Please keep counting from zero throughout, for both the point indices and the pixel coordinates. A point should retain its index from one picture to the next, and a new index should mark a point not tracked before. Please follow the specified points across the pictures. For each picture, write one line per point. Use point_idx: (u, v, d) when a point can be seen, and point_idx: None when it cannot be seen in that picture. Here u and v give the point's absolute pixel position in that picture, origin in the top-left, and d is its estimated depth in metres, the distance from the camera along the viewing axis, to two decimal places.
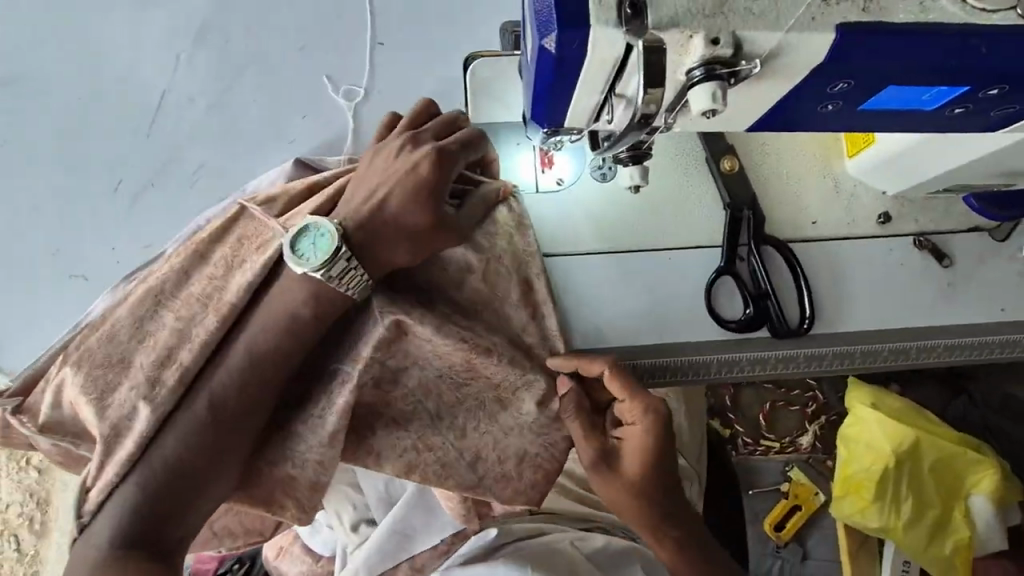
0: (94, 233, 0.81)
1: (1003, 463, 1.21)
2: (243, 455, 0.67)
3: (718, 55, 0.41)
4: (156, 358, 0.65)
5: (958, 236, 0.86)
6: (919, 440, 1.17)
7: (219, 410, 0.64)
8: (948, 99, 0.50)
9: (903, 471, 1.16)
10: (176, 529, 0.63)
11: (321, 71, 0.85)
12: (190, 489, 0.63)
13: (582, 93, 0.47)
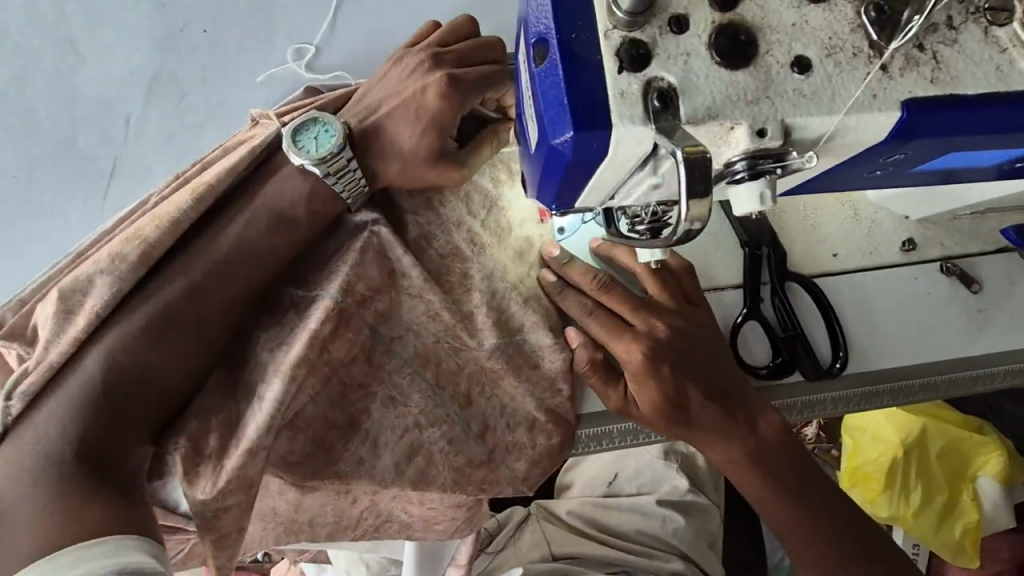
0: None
1: (1008, 444, 1.22)
2: (211, 361, 0.60)
3: (765, 148, 0.35)
4: (122, 238, 0.59)
5: (986, 258, 0.81)
6: (925, 427, 1.19)
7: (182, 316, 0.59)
8: (1014, 155, 0.44)
9: (910, 459, 1.18)
10: (123, 436, 0.55)
11: None
12: (149, 399, 0.56)
13: (600, 182, 0.40)
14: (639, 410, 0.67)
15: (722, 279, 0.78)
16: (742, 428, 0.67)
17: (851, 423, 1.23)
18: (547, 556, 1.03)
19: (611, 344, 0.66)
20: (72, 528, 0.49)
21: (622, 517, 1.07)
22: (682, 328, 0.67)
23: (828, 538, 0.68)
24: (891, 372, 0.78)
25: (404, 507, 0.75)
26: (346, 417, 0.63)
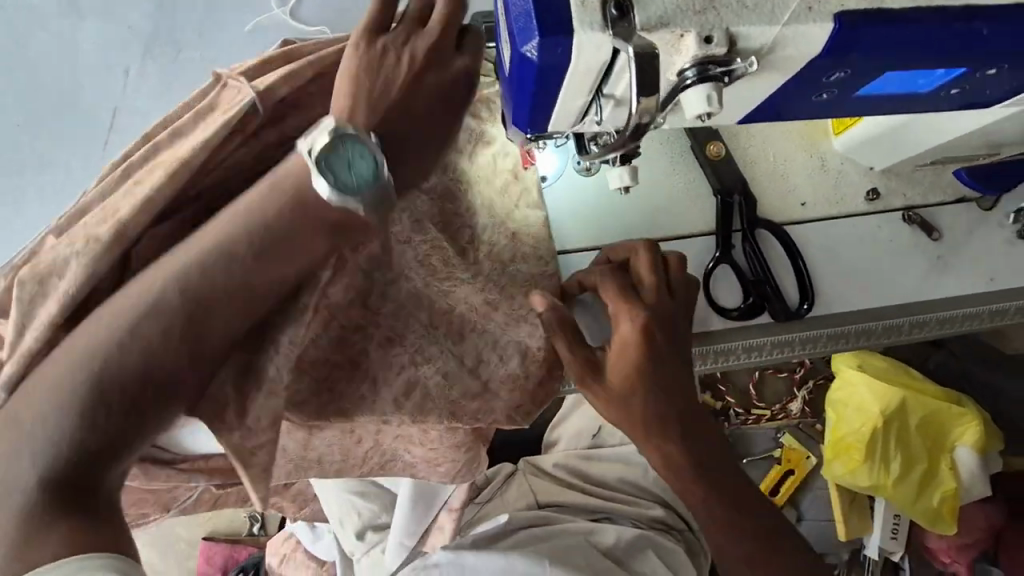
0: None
1: (983, 413, 1.28)
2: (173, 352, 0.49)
3: (711, 54, 0.39)
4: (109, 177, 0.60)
5: (945, 208, 0.86)
6: (906, 400, 1.24)
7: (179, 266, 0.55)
8: (947, 80, 0.48)
9: (890, 430, 1.23)
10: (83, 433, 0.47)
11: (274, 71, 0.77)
12: (151, 375, 0.48)
13: (568, 97, 0.44)
14: (601, 384, 0.64)
15: (695, 227, 0.82)
16: (697, 418, 0.65)
17: (835, 397, 1.30)
18: (532, 504, 1.11)
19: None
20: (58, 520, 0.45)
21: (606, 467, 1.15)
22: (660, 310, 0.65)
23: (751, 540, 0.64)
24: (857, 317, 0.83)
25: (400, 444, 0.79)
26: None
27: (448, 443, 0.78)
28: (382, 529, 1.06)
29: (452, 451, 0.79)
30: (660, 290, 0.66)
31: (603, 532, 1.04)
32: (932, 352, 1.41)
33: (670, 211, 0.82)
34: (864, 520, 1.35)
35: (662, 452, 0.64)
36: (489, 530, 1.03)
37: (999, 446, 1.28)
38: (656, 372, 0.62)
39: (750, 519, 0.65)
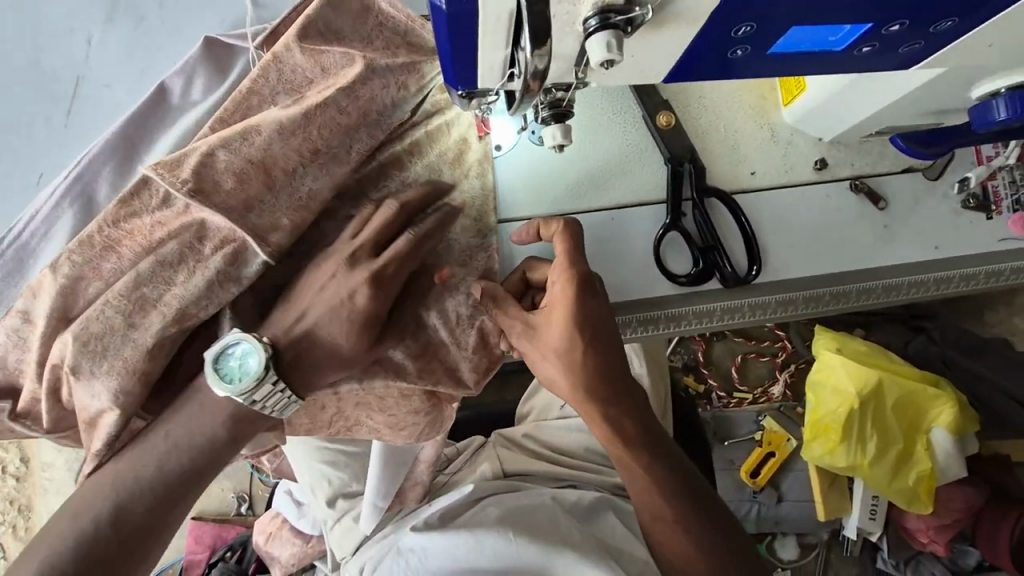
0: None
1: (960, 395, 1.30)
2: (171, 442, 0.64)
3: (610, 3, 0.41)
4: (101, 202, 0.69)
5: (892, 178, 0.88)
6: (882, 381, 1.27)
7: (155, 287, 0.64)
8: (856, 36, 0.51)
9: (866, 411, 1.26)
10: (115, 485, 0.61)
11: (225, 48, 0.81)
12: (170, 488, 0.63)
13: (486, 48, 0.46)
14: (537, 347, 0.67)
15: (644, 196, 0.84)
16: (625, 384, 0.66)
17: (815, 379, 1.34)
18: (498, 473, 1.14)
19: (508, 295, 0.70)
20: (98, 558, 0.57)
21: (569, 435, 1.19)
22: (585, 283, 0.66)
23: (683, 502, 0.68)
24: (805, 282, 0.85)
25: (366, 412, 0.82)
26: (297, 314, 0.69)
27: (405, 409, 0.82)
28: (353, 497, 1.10)
29: (413, 417, 0.83)
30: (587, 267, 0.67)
31: (566, 492, 1.07)
32: (912, 337, 1.44)
33: (621, 181, 0.84)
34: (841, 497, 1.35)
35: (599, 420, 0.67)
36: (456, 501, 1.06)
37: (973, 429, 1.30)
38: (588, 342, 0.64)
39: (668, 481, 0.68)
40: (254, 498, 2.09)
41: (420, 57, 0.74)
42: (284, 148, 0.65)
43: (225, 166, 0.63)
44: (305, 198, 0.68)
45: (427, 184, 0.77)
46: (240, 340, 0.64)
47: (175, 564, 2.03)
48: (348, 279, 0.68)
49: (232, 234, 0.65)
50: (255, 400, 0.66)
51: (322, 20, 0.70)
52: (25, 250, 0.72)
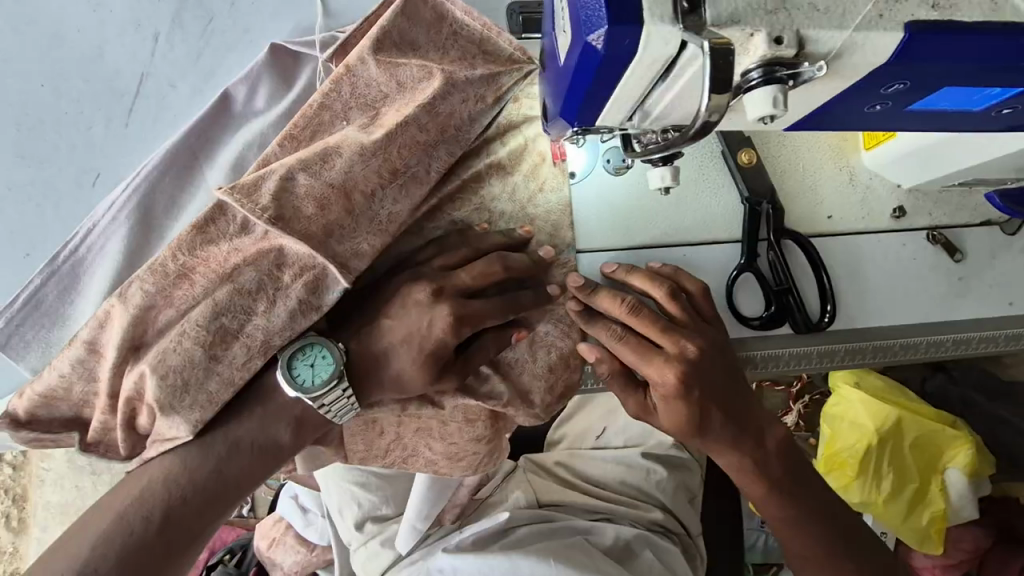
0: (53, 233, 0.74)
1: (976, 437, 1.29)
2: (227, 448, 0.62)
3: (780, 55, 0.38)
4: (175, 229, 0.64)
5: (970, 230, 0.86)
6: (900, 418, 1.25)
7: (236, 316, 0.61)
8: (1000, 99, 0.48)
9: (885, 448, 1.24)
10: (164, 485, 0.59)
11: (293, 57, 0.78)
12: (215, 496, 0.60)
13: (624, 90, 0.43)
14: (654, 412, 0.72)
15: (720, 233, 0.82)
16: (747, 423, 0.71)
17: (831, 412, 1.30)
18: (533, 502, 1.09)
19: (642, 365, 0.67)
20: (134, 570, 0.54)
21: (604, 467, 1.14)
22: (710, 351, 0.68)
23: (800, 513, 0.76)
24: (876, 331, 0.82)
25: (424, 441, 0.80)
26: (372, 331, 0.67)
27: (466, 436, 0.79)
28: (383, 521, 1.07)
29: (478, 446, 0.80)
30: (686, 316, 0.70)
31: (601, 532, 1.04)
32: (930, 374, 1.42)
33: (696, 217, 0.81)
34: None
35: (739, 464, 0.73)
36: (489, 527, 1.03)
37: (988, 471, 1.28)
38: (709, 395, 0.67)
39: (806, 522, 0.76)
40: (257, 499, 2.05)
41: (497, 67, 0.70)
42: (365, 170, 0.64)
43: (306, 190, 0.62)
44: (385, 222, 0.66)
45: (501, 198, 0.74)
46: (316, 342, 0.63)
47: None
48: (431, 307, 0.65)
49: (312, 259, 0.63)
50: (323, 405, 0.63)
51: (396, 30, 0.67)
52: (82, 265, 0.71)
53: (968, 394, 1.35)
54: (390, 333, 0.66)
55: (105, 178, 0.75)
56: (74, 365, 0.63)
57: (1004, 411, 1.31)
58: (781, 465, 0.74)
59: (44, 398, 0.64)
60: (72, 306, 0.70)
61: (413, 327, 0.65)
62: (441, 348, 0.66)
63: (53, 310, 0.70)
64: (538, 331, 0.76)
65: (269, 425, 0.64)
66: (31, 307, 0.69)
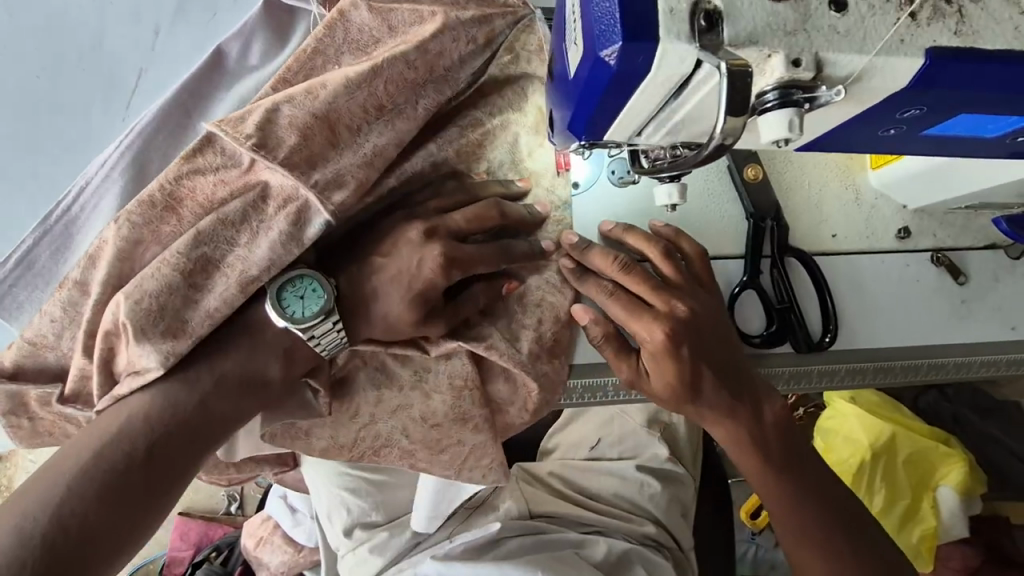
0: (36, 188, 0.70)
1: (971, 456, 1.29)
2: (212, 386, 0.58)
3: (798, 78, 0.37)
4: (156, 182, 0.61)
5: (974, 252, 0.85)
6: (895, 433, 1.26)
7: (220, 250, 0.59)
8: (1016, 128, 0.47)
9: (877, 463, 1.25)
10: (139, 420, 0.54)
11: (286, 14, 0.76)
12: (197, 436, 0.56)
13: (635, 106, 0.42)
14: (647, 378, 0.68)
15: (722, 247, 0.81)
16: (744, 386, 0.68)
17: (826, 425, 1.32)
18: (525, 513, 1.08)
19: (631, 322, 0.66)
20: (108, 509, 0.49)
21: (598, 480, 1.13)
22: (700, 312, 0.67)
23: (810, 498, 0.69)
24: (878, 352, 0.82)
25: (401, 427, 0.74)
26: (362, 268, 0.65)
27: (456, 444, 0.76)
28: (371, 527, 1.05)
29: (464, 432, 0.74)
30: (681, 277, 0.69)
31: (593, 546, 1.02)
32: (923, 390, 1.43)
33: (697, 231, 0.80)
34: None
35: (737, 436, 0.68)
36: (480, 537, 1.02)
37: (979, 490, 1.26)
38: (705, 350, 0.65)
39: (807, 503, 0.69)
40: (246, 498, 2.02)
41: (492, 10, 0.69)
42: (349, 103, 0.61)
43: (288, 120, 0.59)
44: (370, 154, 0.63)
45: (500, 150, 0.73)
46: (305, 273, 0.60)
47: (156, 559, 1.96)
48: (422, 246, 0.63)
49: (295, 190, 0.60)
50: (312, 337, 0.61)
51: None
52: (73, 224, 0.67)
53: (958, 412, 1.37)
54: (380, 272, 0.64)
55: (92, 137, 0.72)
56: (64, 305, 0.62)
57: (995, 429, 1.34)
58: (782, 436, 0.69)
59: (32, 344, 0.63)
60: (64, 265, 0.67)
61: (401, 266, 0.63)
62: (430, 289, 0.63)
63: (45, 271, 0.66)
64: (528, 284, 0.72)
65: (257, 356, 0.61)
66: (22, 267, 0.66)
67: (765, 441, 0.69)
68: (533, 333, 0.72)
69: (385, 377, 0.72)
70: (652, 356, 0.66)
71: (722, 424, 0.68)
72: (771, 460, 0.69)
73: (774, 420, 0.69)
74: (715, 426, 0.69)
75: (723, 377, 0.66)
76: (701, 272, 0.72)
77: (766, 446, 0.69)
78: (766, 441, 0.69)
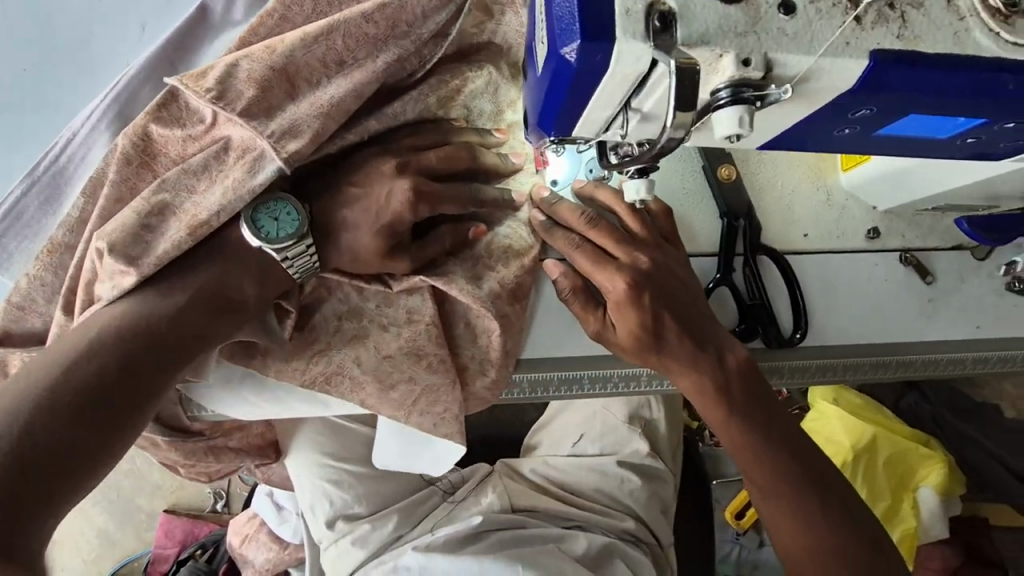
0: (26, 148, 0.74)
1: (952, 459, 1.32)
2: (180, 302, 0.59)
3: (748, 77, 0.39)
4: (135, 145, 0.64)
5: (940, 253, 0.88)
6: (876, 435, 1.29)
7: (178, 195, 0.62)
8: (966, 128, 0.49)
9: (859, 464, 1.28)
10: (111, 334, 0.56)
11: None
12: (167, 351, 0.58)
13: (598, 102, 0.44)
14: (613, 330, 0.70)
15: (697, 244, 0.83)
16: (706, 334, 0.70)
17: (810, 427, 1.34)
18: (506, 507, 1.10)
19: (594, 273, 0.68)
20: (82, 416, 0.52)
21: (578, 474, 1.14)
22: (660, 265, 0.70)
23: (777, 447, 0.71)
24: (847, 349, 0.84)
25: (354, 355, 0.70)
26: (336, 198, 0.65)
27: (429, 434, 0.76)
28: (354, 520, 1.06)
29: (417, 368, 0.70)
30: (646, 231, 0.72)
31: (573, 540, 1.04)
32: (903, 393, 1.46)
33: None
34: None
35: (704, 387, 0.70)
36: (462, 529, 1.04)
37: (959, 492, 1.30)
38: (664, 297, 0.68)
39: (769, 449, 0.71)
40: (232, 495, 2.00)
41: None
42: (307, 56, 0.63)
43: (246, 73, 0.61)
44: (326, 103, 0.62)
45: (482, 98, 0.71)
46: (280, 198, 0.62)
47: (140, 557, 1.94)
48: (393, 178, 0.64)
49: (254, 140, 0.62)
50: (287, 260, 0.63)
51: None
52: (61, 175, 0.71)
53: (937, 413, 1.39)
54: (354, 203, 0.64)
55: (81, 95, 0.76)
56: (54, 268, 0.68)
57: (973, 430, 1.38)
58: (747, 384, 0.71)
59: (18, 308, 0.68)
60: (52, 216, 0.71)
61: (371, 203, 0.64)
62: (398, 222, 0.64)
63: (33, 223, 0.71)
64: (497, 232, 0.73)
65: (229, 279, 0.62)
66: (11, 218, 0.70)
67: (729, 389, 0.70)
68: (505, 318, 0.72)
69: (348, 308, 0.70)
70: (615, 307, 0.67)
71: (689, 372, 0.69)
72: (735, 411, 0.70)
73: (737, 367, 0.71)
74: (682, 374, 0.70)
75: (686, 324, 0.69)
76: (664, 224, 0.75)
77: (731, 394, 0.70)
78: (731, 389, 0.70)
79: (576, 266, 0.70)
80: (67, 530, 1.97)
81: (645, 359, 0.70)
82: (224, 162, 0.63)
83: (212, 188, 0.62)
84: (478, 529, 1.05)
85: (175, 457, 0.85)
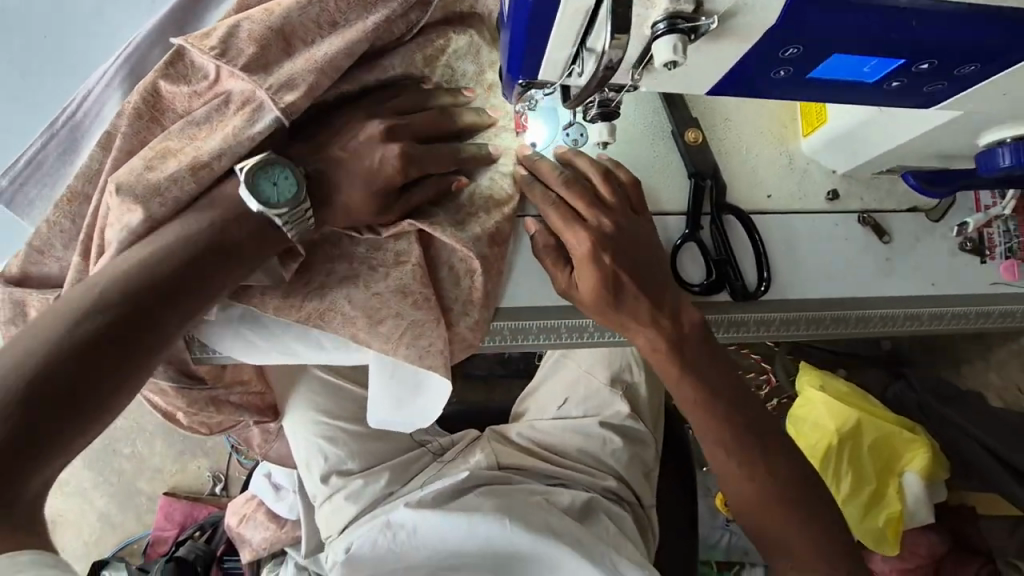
0: None
1: (934, 444, 1.37)
2: (182, 254, 0.64)
3: (679, 10, 0.45)
4: (145, 99, 0.71)
5: (897, 214, 0.93)
6: (861, 420, 1.33)
7: (183, 141, 0.69)
8: (887, 70, 0.55)
9: (844, 448, 1.32)
10: (117, 287, 0.61)
11: None
12: (170, 303, 0.63)
13: (557, 41, 0.51)
14: (575, 288, 0.76)
15: (668, 203, 0.88)
16: (665, 294, 0.76)
17: (796, 413, 1.39)
18: (492, 465, 1.14)
19: (563, 231, 0.74)
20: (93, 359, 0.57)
21: (563, 436, 1.19)
22: (623, 228, 0.75)
23: (727, 403, 0.77)
24: (810, 304, 0.89)
25: (345, 293, 0.75)
26: (328, 148, 0.72)
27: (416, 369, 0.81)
28: (347, 475, 1.11)
29: (404, 304, 0.75)
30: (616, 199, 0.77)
31: (558, 494, 1.08)
32: (891, 383, 1.52)
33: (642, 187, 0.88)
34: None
35: (659, 342, 0.76)
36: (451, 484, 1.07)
37: (943, 475, 1.36)
38: (624, 253, 0.73)
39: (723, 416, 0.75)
40: (231, 479, 2.00)
41: None
42: (303, 19, 0.70)
43: (248, 33, 0.69)
44: (320, 59, 0.69)
45: (465, 61, 0.78)
46: (278, 163, 0.67)
47: (139, 539, 1.95)
48: (381, 128, 0.71)
49: (254, 93, 0.69)
50: (283, 223, 0.68)
51: None
52: (77, 128, 0.78)
53: (923, 402, 1.44)
54: (346, 151, 0.71)
55: None
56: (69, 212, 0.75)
57: (954, 413, 1.39)
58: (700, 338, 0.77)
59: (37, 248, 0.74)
60: (69, 165, 0.78)
61: (361, 151, 0.70)
62: (384, 167, 0.70)
63: (52, 171, 0.78)
64: (478, 182, 0.78)
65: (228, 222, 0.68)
66: (32, 166, 0.77)
67: (680, 342, 0.76)
68: (486, 263, 0.77)
69: (340, 252, 0.76)
70: (576, 263, 0.73)
71: (644, 324, 0.75)
72: (687, 366, 0.76)
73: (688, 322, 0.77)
74: (638, 326, 0.76)
75: (643, 282, 0.74)
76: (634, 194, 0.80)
77: (681, 348, 0.76)
78: (682, 342, 0.76)
79: (549, 223, 0.77)
80: (67, 510, 1.97)
81: (603, 313, 0.76)
82: (226, 112, 0.69)
83: (215, 135, 0.68)
84: (464, 484, 1.09)
85: (180, 405, 0.91)
